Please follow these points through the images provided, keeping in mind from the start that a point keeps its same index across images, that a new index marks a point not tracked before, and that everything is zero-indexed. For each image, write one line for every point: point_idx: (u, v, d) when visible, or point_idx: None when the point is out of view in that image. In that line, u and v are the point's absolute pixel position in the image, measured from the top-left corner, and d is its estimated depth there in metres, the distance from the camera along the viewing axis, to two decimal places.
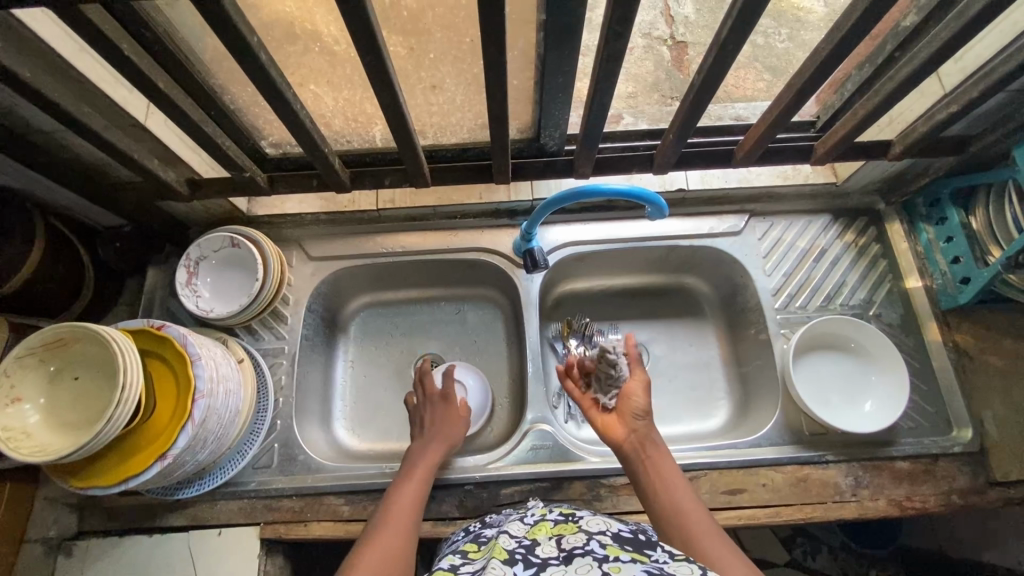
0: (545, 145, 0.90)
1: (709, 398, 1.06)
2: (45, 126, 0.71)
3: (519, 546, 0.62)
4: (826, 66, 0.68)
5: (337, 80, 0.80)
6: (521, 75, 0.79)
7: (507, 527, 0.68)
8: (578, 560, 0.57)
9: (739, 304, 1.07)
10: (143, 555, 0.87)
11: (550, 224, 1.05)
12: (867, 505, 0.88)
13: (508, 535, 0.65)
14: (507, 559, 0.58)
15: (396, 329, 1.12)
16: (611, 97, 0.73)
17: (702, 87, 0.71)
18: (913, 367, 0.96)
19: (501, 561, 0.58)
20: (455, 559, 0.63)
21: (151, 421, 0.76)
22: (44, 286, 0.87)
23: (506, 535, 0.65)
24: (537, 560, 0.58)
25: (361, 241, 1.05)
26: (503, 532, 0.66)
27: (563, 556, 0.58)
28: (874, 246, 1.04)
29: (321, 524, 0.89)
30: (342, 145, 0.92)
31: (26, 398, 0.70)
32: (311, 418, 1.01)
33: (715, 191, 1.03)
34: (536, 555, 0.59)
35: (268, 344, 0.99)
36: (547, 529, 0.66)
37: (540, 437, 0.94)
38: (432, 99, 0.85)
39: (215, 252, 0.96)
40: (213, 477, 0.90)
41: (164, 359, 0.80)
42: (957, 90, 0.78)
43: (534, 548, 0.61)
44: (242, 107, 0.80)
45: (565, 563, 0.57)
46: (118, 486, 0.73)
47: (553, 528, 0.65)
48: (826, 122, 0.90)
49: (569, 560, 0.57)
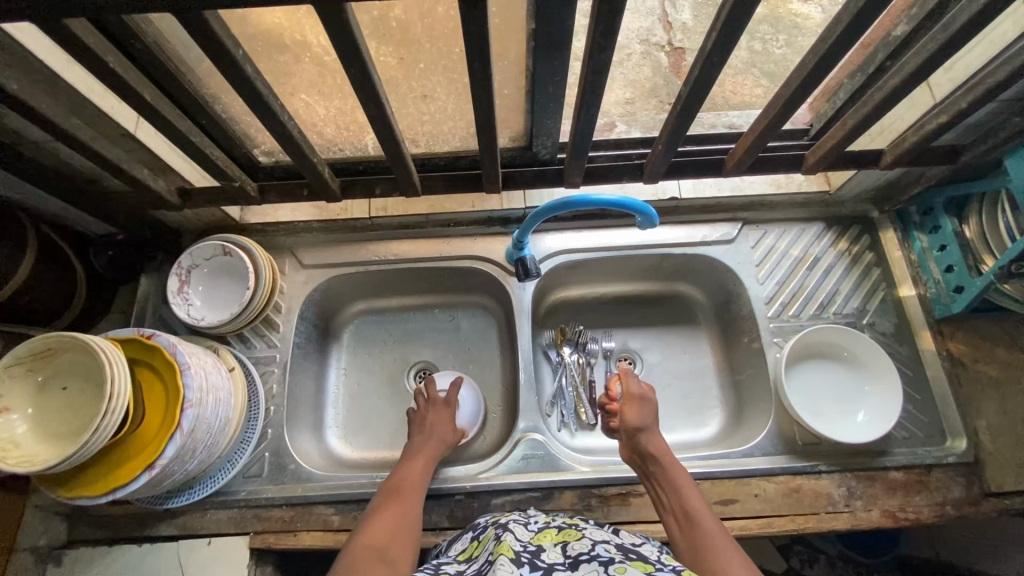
0: (538, 154, 0.90)
1: (703, 406, 1.06)
2: (36, 137, 0.71)
3: (525, 549, 0.62)
4: (813, 77, 0.68)
5: (328, 89, 0.80)
6: (513, 85, 0.79)
7: (512, 528, 0.68)
8: (585, 564, 0.58)
9: (733, 312, 1.06)
10: (131, 565, 0.86)
11: (543, 232, 1.05)
12: (860, 515, 0.88)
13: (513, 537, 0.65)
14: (514, 558, 0.58)
15: (389, 337, 1.12)
16: (599, 107, 0.73)
17: (690, 98, 0.72)
18: (906, 376, 0.96)
19: (509, 559, 0.58)
20: (460, 567, 0.64)
21: (139, 431, 0.76)
22: (35, 295, 0.87)
23: (511, 536, 0.65)
24: (543, 565, 0.59)
25: (353, 249, 1.05)
26: (508, 532, 0.66)
27: (569, 562, 0.60)
28: (867, 254, 1.03)
29: (310, 534, 0.89)
30: (334, 154, 0.92)
31: (13, 408, 0.70)
32: (303, 426, 1.00)
33: (707, 199, 1.04)
34: (542, 559, 0.60)
35: (260, 353, 0.99)
36: (551, 536, 0.67)
37: (531, 446, 0.94)
38: (424, 108, 0.85)
39: (207, 260, 0.96)
40: (203, 486, 0.89)
41: (153, 369, 0.80)
42: (947, 99, 0.78)
43: (539, 553, 0.62)
44: (234, 116, 0.80)
45: (571, 568, 0.58)
46: (106, 496, 0.73)
47: (557, 535, 0.67)
48: (819, 131, 0.90)
49: (575, 565, 0.59)
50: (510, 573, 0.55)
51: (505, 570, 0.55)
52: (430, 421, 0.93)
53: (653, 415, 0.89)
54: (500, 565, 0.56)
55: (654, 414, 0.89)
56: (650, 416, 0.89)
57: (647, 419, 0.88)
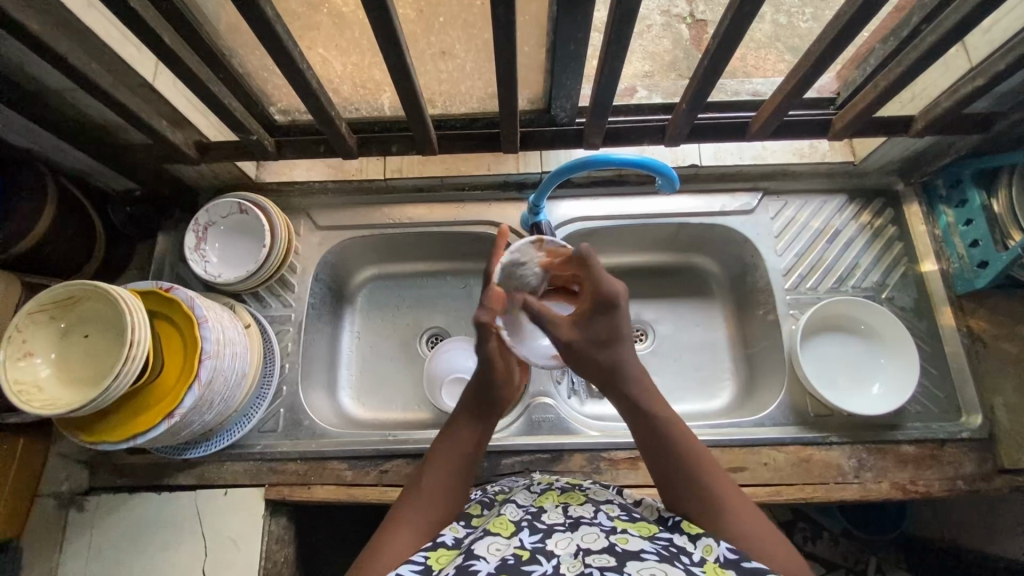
0: (556, 117, 0.88)
1: (714, 378, 1.05)
2: (56, 83, 0.72)
3: (525, 515, 0.61)
4: (846, 32, 0.66)
5: (345, 44, 0.78)
6: (533, 42, 0.76)
7: (514, 496, 0.67)
8: (585, 527, 0.57)
9: (749, 284, 1.05)
10: (150, 512, 0.90)
11: (558, 199, 1.04)
12: (869, 487, 0.88)
13: (515, 505, 0.64)
14: (511, 531, 0.58)
15: (402, 301, 1.13)
16: (623, 60, 0.71)
17: (720, 50, 0.69)
18: (924, 351, 0.95)
19: (505, 534, 0.57)
20: (458, 530, 0.62)
21: (158, 381, 0.77)
22: (55, 246, 0.88)
23: (512, 505, 0.63)
24: (543, 527, 0.58)
25: (369, 212, 1.05)
26: (509, 502, 0.65)
27: (569, 523, 0.58)
28: (890, 228, 1.01)
29: (324, 488, 0.91)
30: (350, 113, 0.91)
31: (36, 352, 0.72)
32: (317, 385, 1.02)
33: (728, 167, 1.01)
34: (542, 521, 0.59)
35: (275, 312, 1.00)
36: (554, 497, 0.65)
37: (542, 410, 0.94)
38: (442, 65, 0.83)
39: (223, 218, 0.97)
40: (221, 438, 0.92)
41: (171, 321, 0.81)
42: (984, 63, 0.75)
43: (541, 514, 0.61)
44: (251, 70, 0.79)
45: (571, 530, 0.57)
46: (127, 442, 0.75)
47: (560, 496, 0.65)
48: (847, 98, 0.87)
49: (575, 527, 0.58)
50: (506, 548, 0.55)
51: (498, 547, 0.55)
52: (481, 313, 0.73)
53: (611, 325, 0.70)
54: (495, 546, 0.55)
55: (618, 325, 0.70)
56: (607, 330, 0.70)
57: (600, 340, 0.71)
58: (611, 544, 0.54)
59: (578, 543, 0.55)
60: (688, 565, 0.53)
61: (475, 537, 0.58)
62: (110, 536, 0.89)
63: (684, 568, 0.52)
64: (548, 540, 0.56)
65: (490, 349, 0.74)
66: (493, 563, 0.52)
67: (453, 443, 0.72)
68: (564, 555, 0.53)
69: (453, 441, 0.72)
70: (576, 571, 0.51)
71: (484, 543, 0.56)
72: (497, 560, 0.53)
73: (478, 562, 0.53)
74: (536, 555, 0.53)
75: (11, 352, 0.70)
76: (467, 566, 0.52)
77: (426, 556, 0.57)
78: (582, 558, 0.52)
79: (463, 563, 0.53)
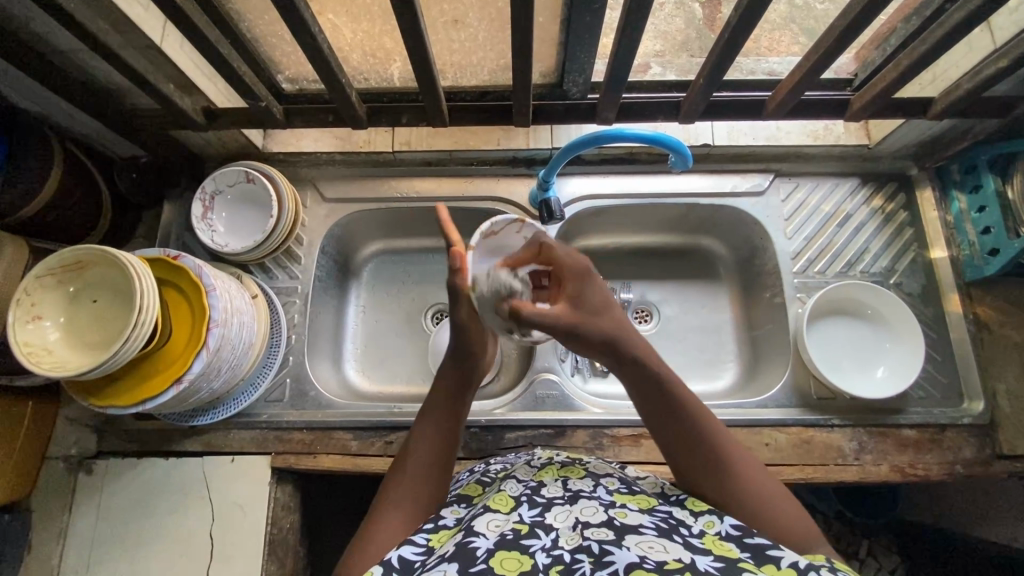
0: (568, 91, 0.87)
1: (718, 360, 1.06)
2: (64, 42, 0.71)
3: (524, 490, 0.61)
4: (871, 8, 0.65)
5: (357, 10, 0.76)
6: (548, 12, 0.74)
7: (514, 471, 0.67)
8: (585, 501, 0.58)
9: (756, 266, 1.05)
10: (157, 476, 0.91)
11: (568, 175, 1.03)
12: (868, 469, 0.88)
13: (514, 479, 0.64)
14: (511, 505, 0.58)
15: (408, 276, 1.13)
16: (641, 33, 0.69)
17: (740, 22, 0.67)
18: (929, 338, 0.95)
19: (503, 509, 0.57)
20: (459, 512, 0.62)
21: (166, 348, 0.77)
22: (62, 211, 0.88)
23: (511, 480, 0.64)
24: (542, 501, 0.59)
25: (377, 184, 1.04)
26: (508, 477, 0.65)
27: (568, 496, 0.59)
28: (902, 213, 1.00)
29: (329, 457, 0.92)
30: (360, 83, 0.90)
31: (45, 316, 0.72)
32: (323, 357, 1.02)
33: (741, 147, 0.99)
34: (541, 495, 0.60)
35: (282, 283, 1.00)
36: (553, 471, 0.65)
37: (547, 386, 0.96)
38: (454, 34, 0.81)
39: (230, 187, 0.96)
40: (227, 407, 0.92)
41: (178, 289, 0.80)
42: (1009, 43, 0.74)
43: (540, 488, 0.61)
44: (259, 36, 0.78)
45: (570, 503, 0.58)
46: (135, 407, 0.75)
47: (559, 470, 0.66)
48: (865, 79, 0.86)
49: (574, 500, 0.58)
50: (506, 523, 0.55)
51: (497, 522, 0.55)
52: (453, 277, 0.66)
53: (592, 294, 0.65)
54: (495, 521, 0.55)
55: (604, 294, 0.66)
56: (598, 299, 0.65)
57: (600, 306, 0.64)
58: (610, 518, 0.55)
59: (577, 516, 0.55)
60: (687, 536, 0.53)
61: (475, 513, 0.58)
62: (118, 499, 0.91)
63: (682, 541, 0.52)
64: (546, 513, 0.56)
65: (463, 317, 0.68)
66: (492, 539, 0.52)
67: (427, 424, 0.67)
68: (563, 529, 0.54)
69: (428, 424, 0.67)
70: (574, 544, 0.51)
71: (483, 518, 0.55)
72: (496, 535, 0.53)
73: (477, 538, 0.53)
74: (534, 530, 0.54)
75: (20, 314, 0.70)
76: (466, 543, 0.52)
77: (427, 537, 0.57)
78: (581, 531, 0.53)
79: (461, 540, 0.53)
